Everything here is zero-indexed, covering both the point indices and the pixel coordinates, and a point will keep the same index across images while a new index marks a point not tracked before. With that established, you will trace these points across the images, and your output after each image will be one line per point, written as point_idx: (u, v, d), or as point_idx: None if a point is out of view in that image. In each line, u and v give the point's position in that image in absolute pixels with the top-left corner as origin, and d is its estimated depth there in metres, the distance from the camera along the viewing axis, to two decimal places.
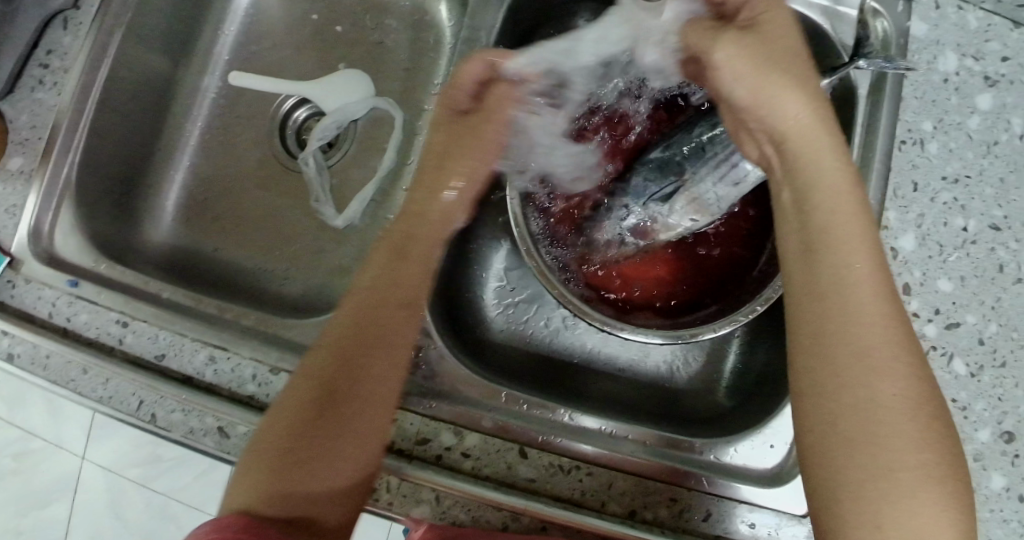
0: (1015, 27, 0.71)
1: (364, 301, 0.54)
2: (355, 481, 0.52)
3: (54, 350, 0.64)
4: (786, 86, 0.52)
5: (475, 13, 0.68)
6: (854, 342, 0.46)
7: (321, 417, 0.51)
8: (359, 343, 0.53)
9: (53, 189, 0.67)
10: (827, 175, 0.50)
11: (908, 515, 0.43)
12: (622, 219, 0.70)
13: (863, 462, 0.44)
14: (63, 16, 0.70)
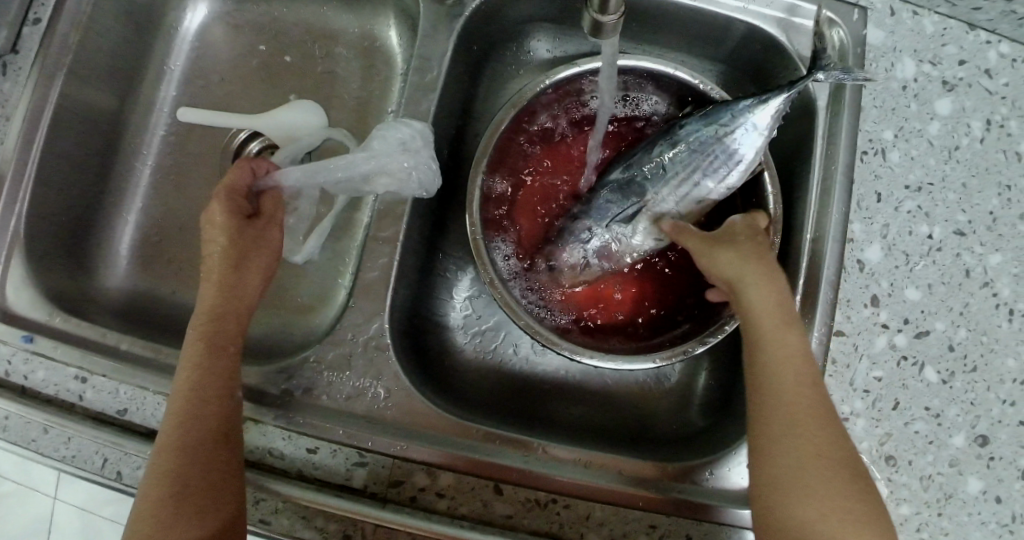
0: (970, 30, 0.71)
1: (195, 372, 0.55)
2: (221, 475, 0.54)
3: (12, 411, 0.62)
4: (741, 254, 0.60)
5: (425, 42, 0.67)
6: (779, 401, 0.54)
7: (175, 484, 0.52)
8: (190, 412, 0.54)
9: (1, 242, 0.65)
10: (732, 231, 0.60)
11: (817, 504, 0.51)
12: (586, 243, 0.69)
13: (786, 466, 0.52)
14: (2, 61, 0.68)
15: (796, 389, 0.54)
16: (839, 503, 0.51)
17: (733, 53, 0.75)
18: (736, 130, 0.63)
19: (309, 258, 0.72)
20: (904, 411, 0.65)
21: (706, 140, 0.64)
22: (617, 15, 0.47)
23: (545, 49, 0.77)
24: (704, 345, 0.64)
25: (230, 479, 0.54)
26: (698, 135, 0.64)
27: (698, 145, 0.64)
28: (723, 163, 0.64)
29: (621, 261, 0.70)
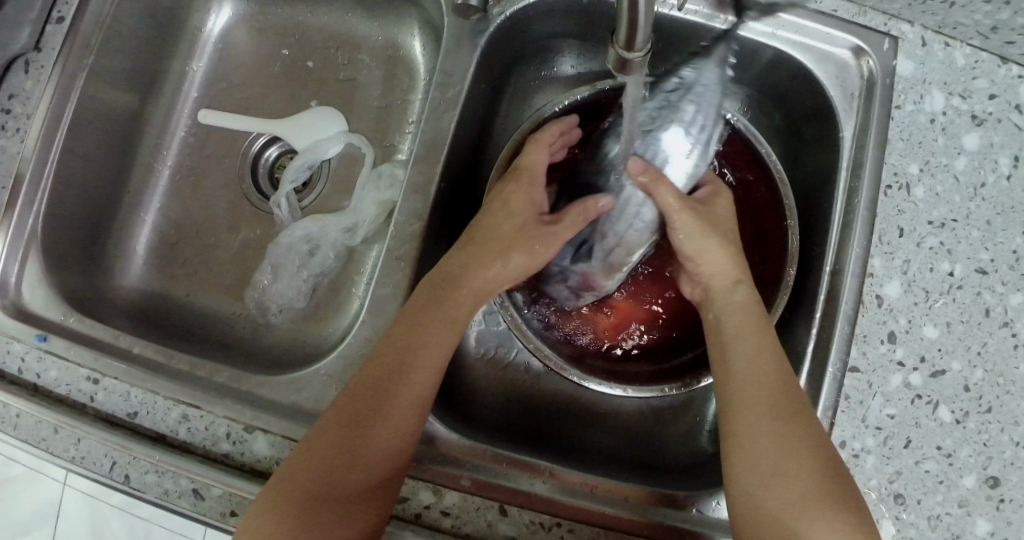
0: (1002, 63, 0.70)
1: (410, 325, 0.59)
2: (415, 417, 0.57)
3: (23, 410, 0.62)
4: (717, 239, 0.63)
5: (449, 56, 0.67)
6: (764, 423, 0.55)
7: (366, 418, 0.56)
8: (394, 355, 0.58)
9: (17, 240, 0.65)
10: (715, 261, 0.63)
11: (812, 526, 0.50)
12: (564, 282, 0.69)
13: (777, 487, 0.52)
14: (25, 58, 0.68)
15: (768, 392, 0.56)
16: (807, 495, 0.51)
17: (759, 77, 0.74)
18: (687, 102, 0.61)
19: (323, 265, 0.73)
20: (916, 449, 0.65)
21: (658, 116, 0.62)
22: (644, 52, 0.45)
23: (569, 65, 0.76)
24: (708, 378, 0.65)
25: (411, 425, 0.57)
26: (649, 116, 0.62)
27: (651, 121, 0.62)
28: (683, 138, 0.63)
29: (603, 289, 0.69)
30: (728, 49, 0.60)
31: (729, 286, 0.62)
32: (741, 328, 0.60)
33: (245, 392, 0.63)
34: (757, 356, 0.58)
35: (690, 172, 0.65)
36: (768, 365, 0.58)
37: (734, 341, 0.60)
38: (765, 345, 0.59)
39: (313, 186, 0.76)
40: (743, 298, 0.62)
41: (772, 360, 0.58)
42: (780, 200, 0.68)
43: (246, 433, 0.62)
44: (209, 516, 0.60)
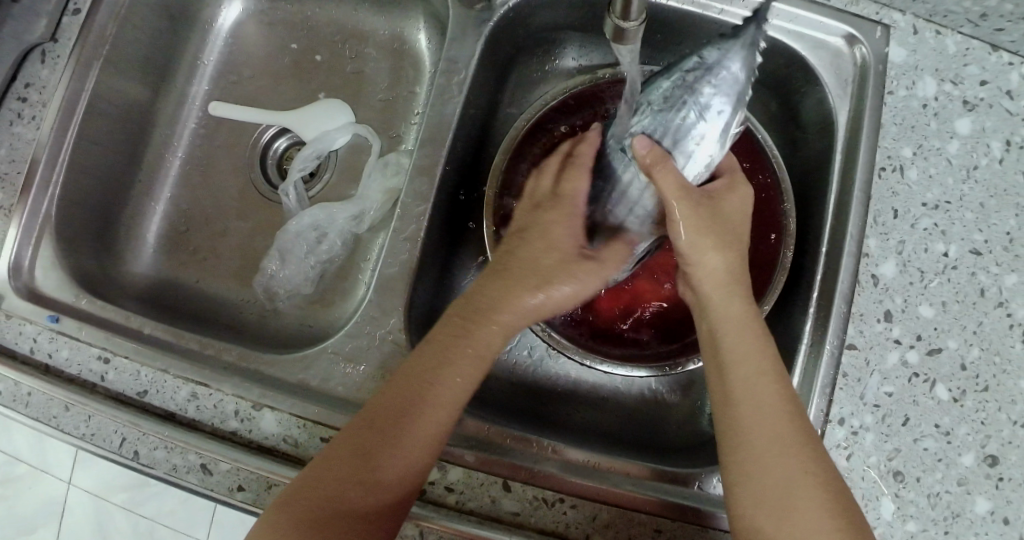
0: (993, 50, 0.71)
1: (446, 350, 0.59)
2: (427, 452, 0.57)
3: (34, 387, 0.63)
4: (714, 243, 0.61)
5: (453, 45, 0.68)
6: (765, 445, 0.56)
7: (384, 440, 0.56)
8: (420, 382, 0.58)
9: (32, 223, 0.67)
10: (707, 269, 0.61)
11: None
12: None
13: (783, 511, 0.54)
14: (41, 49, 0.70)
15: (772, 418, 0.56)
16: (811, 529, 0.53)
17: (755, 67, 0.76)
18: (704, 83, 0.57)
19: (330, 252, 0.74)
20: (914, 428, 0.65)
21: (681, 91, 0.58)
22: (639, 21, 0.47)
23: (570, 58, 0.78)
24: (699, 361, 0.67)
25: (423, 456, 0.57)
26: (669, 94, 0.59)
27: (671, 98, 0.59)
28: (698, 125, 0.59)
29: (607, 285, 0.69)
30: (759, 30, 0.56)
31: (724, 292, 0.61)
32: (735, 348, 0.59)
33: (255, 371, 0.64)
34: (753, 385, 0.58)
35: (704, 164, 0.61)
36: (769, 394, 0.57)
37: (730, 368, 0.59)
38: (757, 369, 0.58)
39: (320, 175, 0.78)
40: (737, 309, 0.60)
41: (765, 387, 0.57)
42: (777, 185, 0.70)
43: (254, 411, 0.63)
44: (217, 491, 0.61)
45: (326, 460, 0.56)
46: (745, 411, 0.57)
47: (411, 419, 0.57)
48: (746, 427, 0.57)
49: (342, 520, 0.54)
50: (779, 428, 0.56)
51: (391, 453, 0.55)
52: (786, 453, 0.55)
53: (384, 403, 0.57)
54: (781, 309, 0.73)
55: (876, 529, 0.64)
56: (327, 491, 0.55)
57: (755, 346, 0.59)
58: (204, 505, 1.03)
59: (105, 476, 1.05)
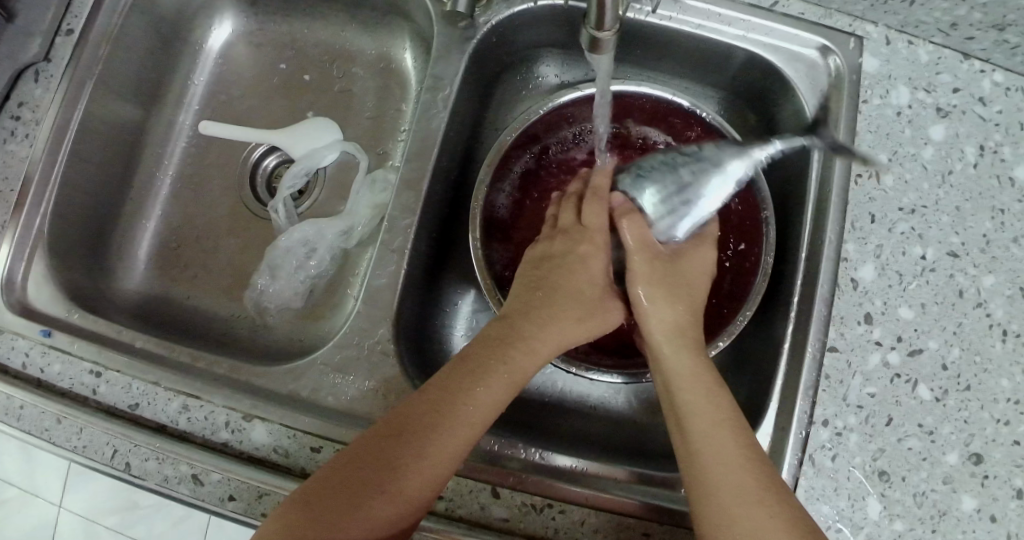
0: (964, 59, 0.73)
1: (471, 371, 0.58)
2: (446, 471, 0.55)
3: (27, 401, 0.64)
4: (669, 295, 0.63)
5: (437, 62, 0.70)
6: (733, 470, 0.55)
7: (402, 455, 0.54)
8: (448, 402, 0.57)
9: (25, 239, 0.68)
10: (660, 317, 0.63)
11: None
12: None
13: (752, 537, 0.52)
14: (35, 69, 0.71)
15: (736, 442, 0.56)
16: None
17: (734, 79, 0.79)
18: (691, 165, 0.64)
19: (320, 266, 0.75)
20: (898, 428, 0.66)
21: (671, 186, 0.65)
22: (613, 30, 0.49)
23: (553, 74, 0.80)
24: None
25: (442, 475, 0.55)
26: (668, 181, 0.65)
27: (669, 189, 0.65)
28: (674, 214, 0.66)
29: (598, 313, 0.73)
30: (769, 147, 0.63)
31: (680, 341, 0.62)
32: (690, 396, 0.58)
33: (245, 383, 0.65)
34: (716, 443, 0.56)
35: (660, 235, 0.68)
36: (729, 423, 0.57)
37: (688, 413, 0.58)
38: (721, 427, 0.56)
39: (309, 193, 0.80)
40: (694, 363, 0.60)
41: (728, 443, 0.56)
42: (756, 193, 0.70)
43: (245, 422, 0.63)
44: (207, 501, 0.61)
45: (344, 465, 0.55)
46: (707, 468, 0.55)
47: (442, 437, 0.55)
48: (712, 481, 0.54)
49: (360, 527, 0.52)
50: (745, 487, 0.54)
51: (420, 466, 0.54)
52: (755, 514, 0.53)
53: (417, 418, 0.56)
54: (764, 314, 0.74)
55: (863, 529, 0.64)
56: (344, 500, 0.53)
57: (718, 400, 0.58)
58: (196, 525, 1.03)
59: (97, 498, 1.05)
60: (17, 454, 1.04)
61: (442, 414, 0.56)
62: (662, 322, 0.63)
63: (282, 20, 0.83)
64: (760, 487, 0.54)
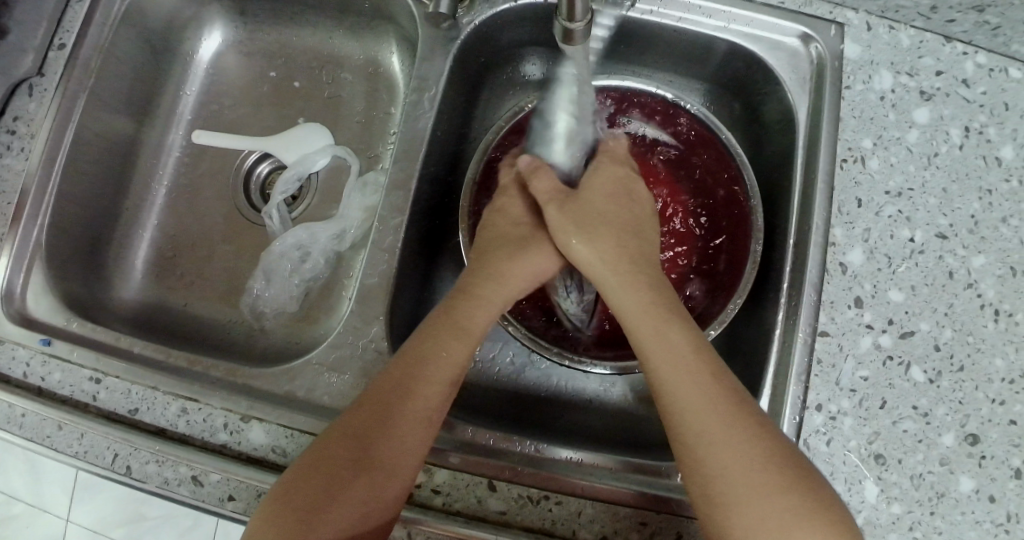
0: (946, 42, 0.74)
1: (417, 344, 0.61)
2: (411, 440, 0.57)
3: (28, 409, 0.65)
4: (588, 229, 0.65)
5: (422, 63, 0.71)
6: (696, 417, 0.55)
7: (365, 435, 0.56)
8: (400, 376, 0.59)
9: (23, 251, 0.69)
10: (590, 252, 0.64)
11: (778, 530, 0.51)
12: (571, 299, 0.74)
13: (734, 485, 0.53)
14: (29, 83, 0.73)
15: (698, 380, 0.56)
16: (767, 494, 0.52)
17: (717, 71, 0.79)
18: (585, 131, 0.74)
19: (314, 269, 0.76)
20: (892, 410, 0.66)
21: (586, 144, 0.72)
22: (584, 21, 0.51)
23: (539, 72, 0.81)
24: None
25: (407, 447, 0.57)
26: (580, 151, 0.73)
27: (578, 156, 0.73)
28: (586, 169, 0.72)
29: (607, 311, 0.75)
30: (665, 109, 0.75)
31: (617, 272, 0.63)
32: (646, 336, 0.59)
33: (243, 384, 0.66)
34: (687, 380, 0.56)
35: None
36: (688, 363, 0.57)
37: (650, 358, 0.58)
38: (686, 363, 0.57)
39: (303, 197, 0.81)
40: (644, 294, 0.61)
41: (699, 377, 0.56)
42: (743, 183, 0.72)
43: (242, 423, 0.64)
44: (207, 502, 0.62)
45: (314, 456, 0.56)
46: (683, 406, 0.55)
47: (403, 406, 0.58)
48: (687, 432, 0.55)
49: (343, 515, 0.54)
50: (719, 419, 0.54)
51: (387, 444, 0.56)
52: (734, 446, 0.53)
53: (378, 394, 0.58)
54: (755, 303, 0.75)
55: (861, 512, 0.64)
56: (317, 482, 0.55)
57: (673, 333, 0.58)
58: (203, 535, 1.03)
59: (104, 511, 1.06)
60: (24, 469, 1.05)
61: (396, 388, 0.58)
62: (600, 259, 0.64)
63: (270, 29, 0.85)
64: (736, 418, 0.55)
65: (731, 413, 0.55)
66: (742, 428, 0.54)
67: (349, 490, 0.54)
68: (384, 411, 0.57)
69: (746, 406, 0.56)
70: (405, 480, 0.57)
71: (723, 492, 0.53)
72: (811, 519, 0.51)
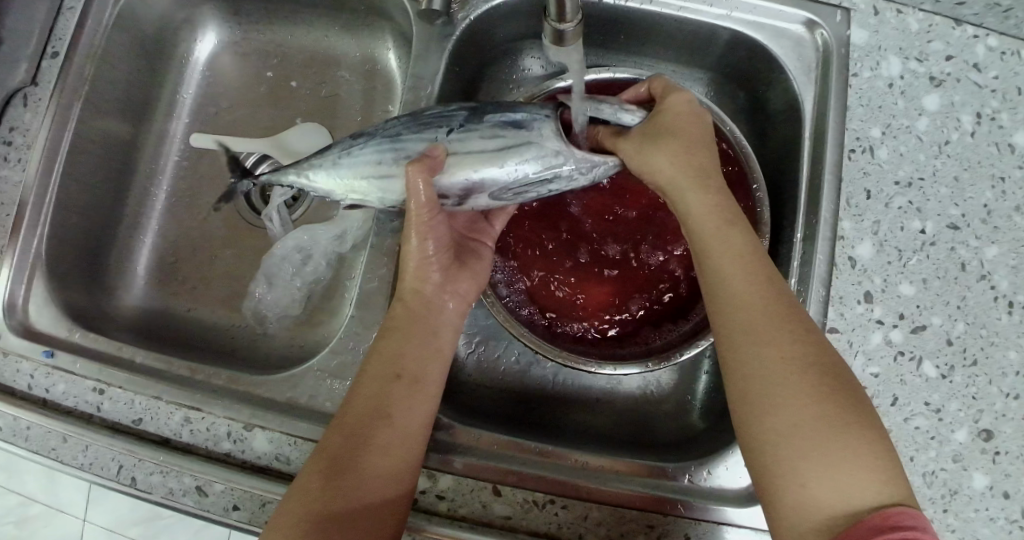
0: (956, 25, 0.71)
1: (387, 346, 0.61)
2: (409, 438, 0.58)
3: (33, 421, 0.65)
4: (665, 148, 0.59)
5: (418, 61, 0.70)
6: (749, 328, 0.54)
7: (363, 432, 0.57)
8: (385, 373, 0.59)
9: (24, 262, 0.69)
10: (671, 170, 0.59)
11: (820, 473, 0.49)
12: (533, 191, 0.63)
13: (781, 417, 0.51)
14: (23, 93, 0.72)
15: (758, 298, 0.55)
16: (810, 438, 0.50)
17: (720, 60, 0.77)
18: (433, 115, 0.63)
19: (316, 272, 0.76)
20: (904, 407, 0.65)
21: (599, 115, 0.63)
22: (575, 22, 0.50)
23: (537, 66, 0.79)
24: (684, 353, 0.66)
25: (408, 444, 0.58)
26: (378, 144, 0.64)
27: (419, 123, 0.63)
28: (418, 145, 0.63)
29: (558, 173, 0.62)
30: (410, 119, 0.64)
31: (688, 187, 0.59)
32: (714, 240, 0.57)
33: (245, 392, 0.65)
34: (740, 282, 0.56)
35: (462, 195, 0.63)
36: (749, 274, 0.56)
37: (711, 264, 0.57)
38: (745, 271, 0.56)
39: (302, 198, 0.80)
40: (709, 208, 0.58)
41: (751, 277, 0.56)
42: (749, 174, 0.70)
43: (246, 432, 0.64)
44: (212, 512, 0.62)
45: (322, 451, 0.56)
46: (736, 310, 0.55)
47: (394, 397, 0.58)
48: (741, 341, 0.54)
49: (354, 509, 0.54)
50: (766, 327, 0.54)
51: (375, 437, 0.56)
52: (776, 357, 0.52)
53: (362, 392, 0.59)
54: None
55: None
56: (321, 479, 0.55)
57: (736, 244, 0.57)
58: (218, 534, 1.04)
59: (120, 512, 1.06)
60: (38, 472, 1.05)
61: (387, 385, 0.59)
62: (687, 175, 0.59)
63: (265, 29, 0.84)
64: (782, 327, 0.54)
65: (781, 337, 0.53)
66: (788, 335, 0.53)
67: (355, 483, 0.55)
68: (376, 404, 0.58)
69: (798, 327, 0.54)
70: (409, 465, 0.58)
71: (761, 401, 0.52)
72: (854, 453, 0.49)
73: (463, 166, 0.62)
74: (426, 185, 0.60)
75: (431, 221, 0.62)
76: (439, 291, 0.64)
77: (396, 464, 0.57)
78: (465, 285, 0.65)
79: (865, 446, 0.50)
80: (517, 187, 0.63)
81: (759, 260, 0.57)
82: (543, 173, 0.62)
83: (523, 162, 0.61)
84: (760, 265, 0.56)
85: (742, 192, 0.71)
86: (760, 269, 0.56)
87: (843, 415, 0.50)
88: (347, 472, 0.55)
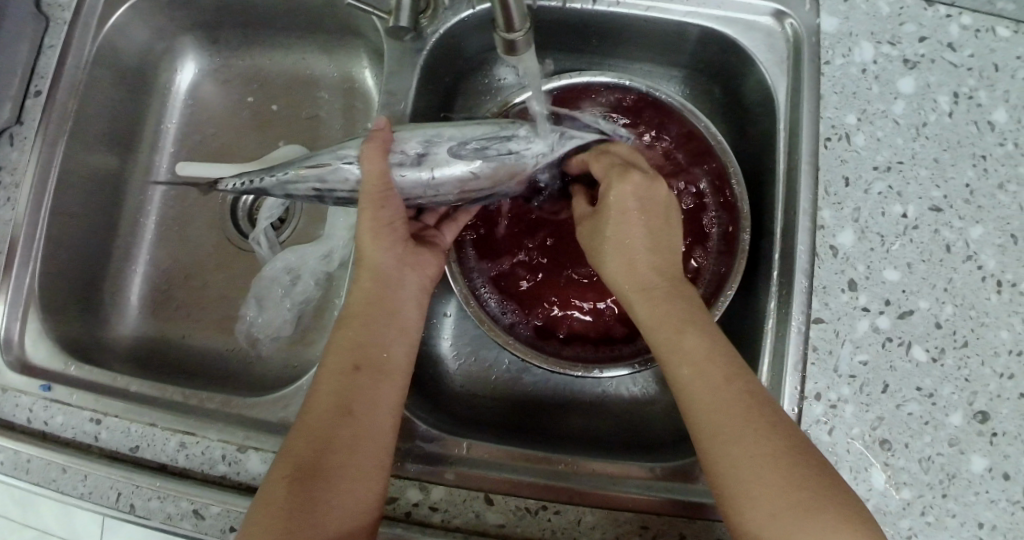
0: (928, 6, 0.71)
1: (353, 334, 0.61)
2: (376, 438, 0.58)
3: (32, 454, 0.66)
4: (614, 248, 0.61)
5: (390, 78, 0.70)
6: (711, 425, 0.55)
7: (329, 434, 0.56)
8: (347, 370, 0.59)
9: (18, 298, 0.71)
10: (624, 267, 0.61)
11: None
12: (491, 151, 0.65)
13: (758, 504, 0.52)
14: (9, 133, 0.74)
15: (715, 394, 0.56)
16: (788, 519, 0.51)
17: (693, 57, 0.77)
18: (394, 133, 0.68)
19: (306, 292, 0.77)
20: (895, 393, 0.64)
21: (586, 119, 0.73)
22: (523, 31, 0.51)
23: (511, 75, 0.80)
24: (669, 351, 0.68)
25: (379, 440, 0.58)
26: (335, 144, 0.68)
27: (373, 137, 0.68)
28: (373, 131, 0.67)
29: (514, 133, 0.65)
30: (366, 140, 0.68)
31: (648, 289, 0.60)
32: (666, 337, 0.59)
33: (239, 415, 0.66)
34: (696, 380, 0.56)
35: (421, 152, 0.65)
36: (703, 369, 0.57)
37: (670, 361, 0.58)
38: (697, 367, 0.57)
39: (288, 221, 0.81)
40: (661, 300, 0.59)
41: (706, 374, 0.56)
42: (724, 167, 0.71)
43: (240, 453, 0.65)
44: (211, 534, 0.63)
45: (288, 453, 0.56)
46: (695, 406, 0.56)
47: (355, 390, 0.59)
48: (707, 434, 0.55)
49: (325, 509, 0.54)
50: (729, 420, 0.55)
51: (342, 437, 0.56)
52: (751, 442, 0.54)
53: (324, 390, 0.59)
54: (747, 291, 0.73)
55: (870, 500, 0.62)
56: (290, 484, 0.54)
57: (689, 338, 0.58)
58: None
59: None
60: (52, 504, 1.06)
61: (352, 380, 0.59)
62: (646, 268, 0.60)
63: (244, 55, 0.85)
64: (744, 420, 0.55)
65: (743, 428, 0.54)
66: (748, 426, 0.54)
67: (324, 486, 0.55)
68: (339, 401, 0.58)
69: (756, 411, 0.55)
70: (377, 460, 0.58)
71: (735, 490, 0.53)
72: (834, 524, 0.51)
73: (423, 131, 0.65)
74: (382, 158, 0.63)
75: (388, 195, 0.64)
76: (397, 268, 0.63)
77: (368, 468, 0.57)
78: (424, 264, 0.66)
79: (847, 518, 0.52)
80: (476, 144, 0.65)
81: (710, 350, 0.58)
82: (499, 133, 0.65)
83: (482, 124, 0.66)
84: (709, 356, 0.57)
85: (716, 187, 0.72)
86: (711, 361, 0.57)
87: (814, 496, 0.52)
88: (317, 476, 0.55)
